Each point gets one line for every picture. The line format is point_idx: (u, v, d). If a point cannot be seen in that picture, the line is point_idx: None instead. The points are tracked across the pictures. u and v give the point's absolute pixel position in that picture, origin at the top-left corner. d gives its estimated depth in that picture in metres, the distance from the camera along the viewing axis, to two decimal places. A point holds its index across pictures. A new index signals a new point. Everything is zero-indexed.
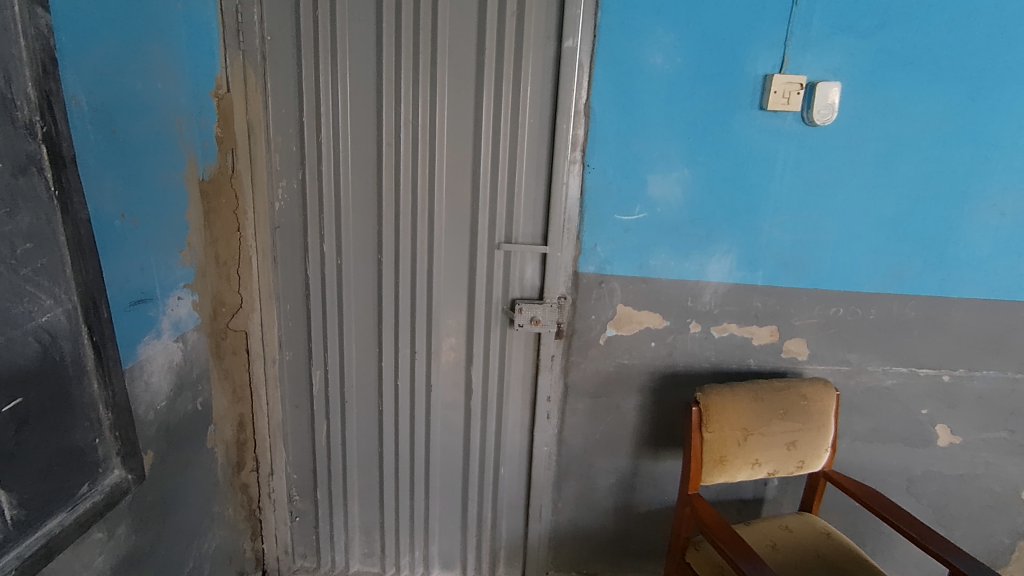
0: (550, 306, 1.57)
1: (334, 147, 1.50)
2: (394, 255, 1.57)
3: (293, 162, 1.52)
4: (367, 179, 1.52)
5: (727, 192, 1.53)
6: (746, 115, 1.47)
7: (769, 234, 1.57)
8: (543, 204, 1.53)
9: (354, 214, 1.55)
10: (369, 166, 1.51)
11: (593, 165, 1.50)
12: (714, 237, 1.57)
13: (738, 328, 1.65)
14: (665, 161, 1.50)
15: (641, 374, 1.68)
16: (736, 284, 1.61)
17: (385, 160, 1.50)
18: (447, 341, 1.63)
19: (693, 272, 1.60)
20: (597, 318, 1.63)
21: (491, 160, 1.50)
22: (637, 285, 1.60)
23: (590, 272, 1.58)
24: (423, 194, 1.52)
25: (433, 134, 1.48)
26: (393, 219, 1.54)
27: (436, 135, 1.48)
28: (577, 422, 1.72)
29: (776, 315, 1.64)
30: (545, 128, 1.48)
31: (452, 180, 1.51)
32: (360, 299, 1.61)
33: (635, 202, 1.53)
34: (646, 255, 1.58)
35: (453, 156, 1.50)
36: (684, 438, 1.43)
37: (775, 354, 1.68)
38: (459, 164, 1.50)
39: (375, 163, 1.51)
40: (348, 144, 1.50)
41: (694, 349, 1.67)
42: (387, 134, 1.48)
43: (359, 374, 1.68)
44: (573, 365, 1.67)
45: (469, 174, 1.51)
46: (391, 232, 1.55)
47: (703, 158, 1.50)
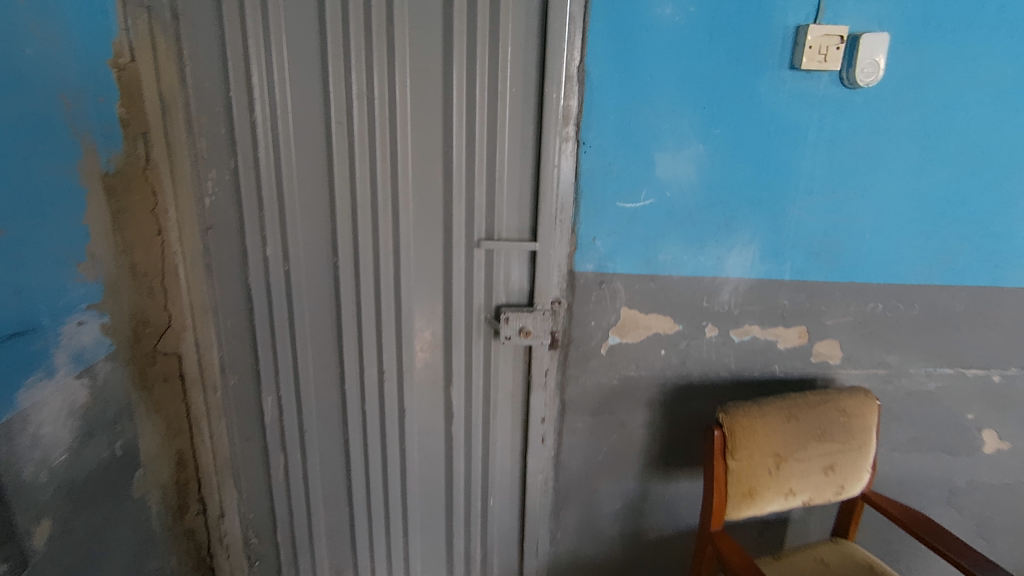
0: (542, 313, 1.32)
1: (272, 129, 1.22)
2: (353, 258, 1.30)
3: (224, 149, 1.24)
4: (315, 167, 1.25)
5: (749, 172, 1.28)
6: (773, 78, 1.21)
7: (799, 219, 1.32)
8: (530, 192, 1.27)
9: (301, 211, 1.27)
10: (317, 151, 1.23)
11: (589, 142, 1.24)
12: (734, 224, 1.32)
13: (761, 331, 1.42)
14: (676, 136, 1.24)
15: (649, 387, 1.45)
16: (759, 279, 1.37)
17: (336, 143, 1.22)
18: (421, 357, 1.38)
19: (710, 266, 1.35)
20: (597, 325, 1.38)
21: (466, 140, 1.23)
22: (644, 284, 1.36)
23: (589, 271, 1.33)
24: (384, 184, 1.25)
25: (394, 109, 1.20)
26: (349, 216, 1.27)
27: (398, 110, 1.20)
28: (576, 443, 1.49)
29: (805, 313, 1.40)
30: (530, 99, 1.21)
31: (419, 165, 1.24)
32: (315, 311, 1.35)
33: (641, 186, 1.27)
34: (654, 248, 1.33)
35: (420, 136, 1.23)
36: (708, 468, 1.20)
37: (804, 359, 1.45)
38: (427, 146, 1.23)
39: (324, 147, 1.23)
40: (289, 125, 1.22)
41: (710, 356, 1.43)
42: (337, 111, 1.20)
43: (318, 398, 1.42)
44: (570, 379, 1.42)
45: (439, 159, 1.24)
46: (348, 230, 1.28)
47: (721, 131, 1.24)
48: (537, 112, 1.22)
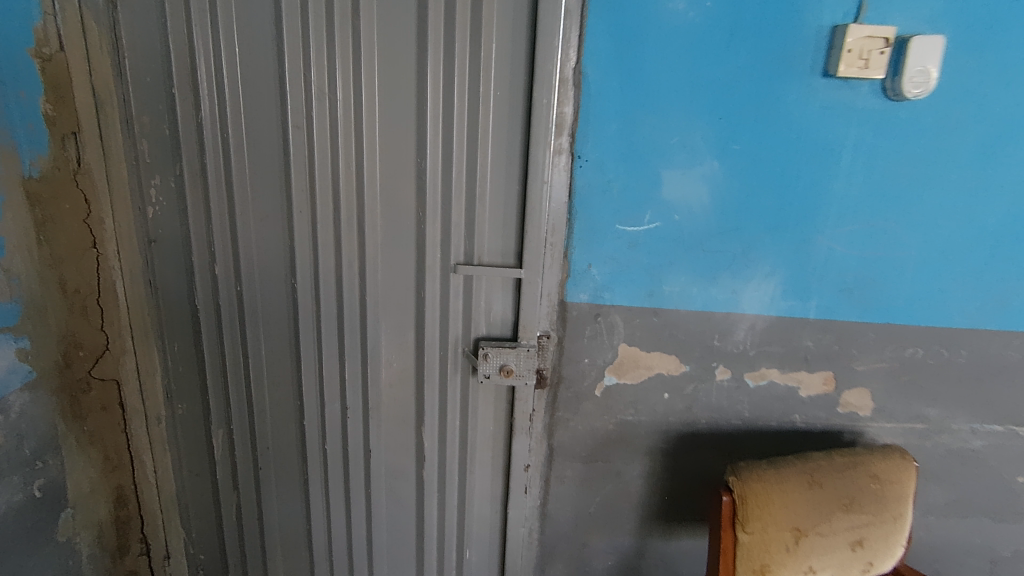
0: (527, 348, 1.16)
1: (221, 132, 1.07)
2: (313, 280, 1.14)
3: (168, 153, 1.09)
4: (269, 177, 1.09)
5: (772, 194, 1.10)
6: (803, 86, 1.03)
7: (829, 250, 1.14)
8: (516, 211, 1.10)
9: (253, 226, 1.12)
10: (272, 158, 1.08)
11: (585, 155, 1.07)
12: (752, 254, 1.14)
13: (780, 375, 1.23)
14: (687, 152, 1.07)
15: (649, 434, 1.28)
16: (780, 317, 1.19)
17: (294, 150, 1.07)
18: (389, 393, 1.21)
19: (722, 301, 1.17)
20: (591, 363, 1.21)
21: (442, 150, 1.06)
22: (646, 318, 1.18)
23: (583, 302, 1.16)
24: (347, 198, 1.09)
25: (360, 112, 1.04)
26: (308, 233, 1.11)
27: (364, 114, 1.04)
28: (564, 493, 1.32)
29: (831, 357, 1.22)
30: (517, 105, 1.04)
31: (389, 178, 1.08)
32: (271, 338, 1.19)
33: (644, 207, 1.10)
34: (658, 278, 1.15)
35: (389, 144, 1.07)
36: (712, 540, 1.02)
37: (829, 409, 1.26)
38: (397, 156, 1.07)
39: (280, 154, 1.07)
40: (240, 127, 1.06)
41: (721, 402, 1.25)
42: (294, 113, 1.05)
43: (275, 433, 1.26)
44: (559, 422, 1.26)
45: (411, 171, 1.08)
46: (307, 249, 1.12)
47: (739, 146, 1.06)
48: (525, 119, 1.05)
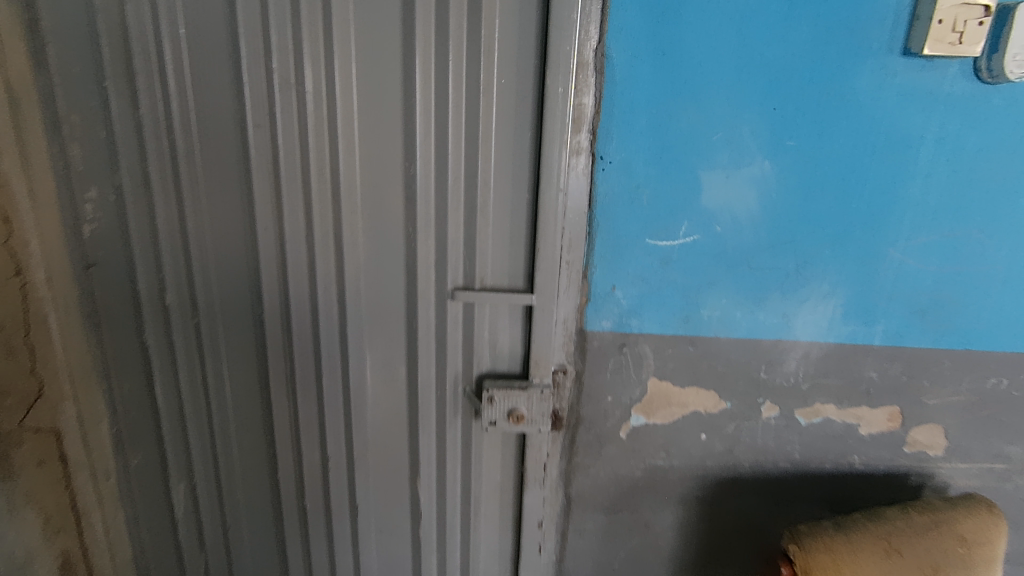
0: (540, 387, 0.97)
1: (167, 134, 0.88)
2: (283, 311, 0.96)
3: (105, 161, 0.90)
4: (227, 190, 0.90)
5: (833, 199, 0.91)
6: (873, 68, 0.85)
7: (900, 265, 0.95)
8: (526, 225, 0.92)
9: (209, 248, 0.93)
10: (230, 166, 0.89)
11: (608, 156, 0.88)
12: (807, 271, 0.95)
13: (837, 412, 1.05)
14: (732, 150, 0.88)
15: (682, 480, 1.09)
16: (839, 344, 1.00)
17: (256, 155, 0.88)
18: (378, 439, 1.03)
19: (771, 326, 0.99)
20: (615, 402, 1.03)
21: (435, 153, 0.88)
22: (680, 348, 1.00)
23: (605, 331, 0.98)
24: (322, 212, 0.90)
25: (334, 109, 0.86)
26: (276, 255, 0.93)
27: (339, 111, 0.86)
28: (584, 547, 1.14)
29: (898, 391, 1.03)
30: (527, 96, 0.86)
31: (371, 187, 0.90)
32: (237, 376, 1.01)
33: (680, 217, 0.91)
34: (695, 301, 0.97)
35: (370, 147, 0.88)
36: None
37: (893, 449, 1.07)
38: (380, 161, 0.89)
39: (238, 161, 0.89)
40: (189, 130, 0.88)
41: (766, 443, 1.07)
42: (256, 111, 0.86)
43: (246, 484, 1.08)
44: (577, 468, 1.07)
45: (399, 179, 0.89)
46: (275, 274, 0.94)
47: (796, 142, 0.88)
48: (537, 114, 0.87)
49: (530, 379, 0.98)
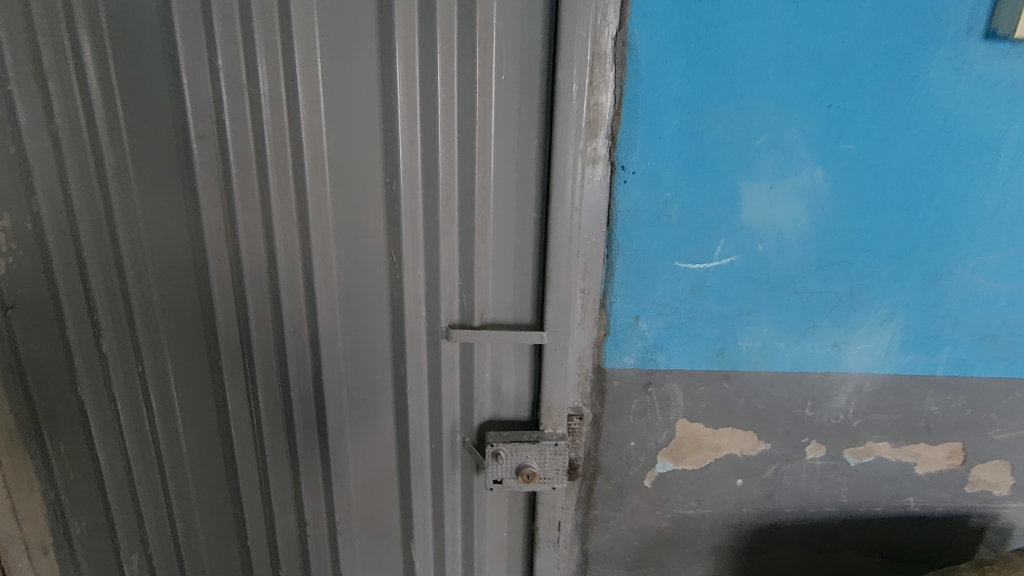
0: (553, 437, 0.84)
1: (93, 151, 0.73)
2: (244, 357, 0.81)
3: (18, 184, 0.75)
4: (168, 217, 0.75)
5: (895, 212, 0.77)
6: (948, 55, 0.70)
7: (970, 285, 0.81)
8: (532, 249, 0.78)
9: (150, 285, 0.78)
10: (170, 188, 0.74)
11: (631, 166, 0.73)
12: (862, 294, 0.81)
13: (891, 450, 0.92)
14: (778, 155, 0.73)
15: (715, 530, 0.96)
16: (895, 376, 0.87)
17: (202, 173, 0.72)
18: (364, 498, 0.88)
19: (819, 358, 0.85)
20: (639, 448, 0.89)
21: (420, 167, 0.73)
22: (714, 385, 0.86)
23: (627, 368, 0.83)
24: (286, 239, 0.75)
25: (296, 115, 0.70)
26: (232, 292, 0.77)
27: (302, 117, 0.70)
28: None
29: (961, 426, 0.90)
30: (532, 95, 0.71)
31: (344, 208, 0.75)
32: (194, 431, 0.86)
33: (715, 236, 0.77)
34: (731, 332, 0.82)
35: (342, 160, 0.73)
36: None
37: (953, 489, 0.94)
38: (355, 177, 0.73)
39: (179, 183, 0.73)
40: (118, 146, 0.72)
41: (810, 487, 0.94)
42: (200, 119, 0.70)
43: (212, 552, 0.93)
44: (596, 522, 0.93)
45: (378, 198, 0.74)
46: (232, 314, 0.78)
47: (853, 144, 0.73)
48: (543, 118, 0.72)
49: (541, 428, 0.84)
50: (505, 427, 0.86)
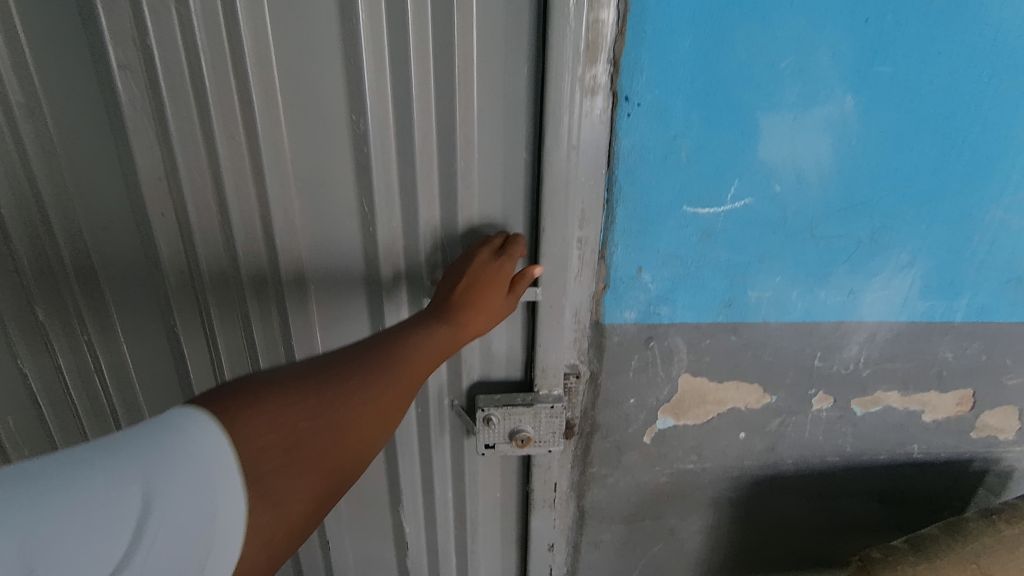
0: (548, 398, 0.79)
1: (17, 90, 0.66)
2: (197, 310, 0.78)
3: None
4: (101, 168, 0.69)
5: (930, 145, 0.69)
6: None
7: (1000, 225, 0.74)
8: (523, 194, 0.69)
9: (91, 243, 0.74)
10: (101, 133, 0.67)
11: (636, 97, 0.63)
12: (884, 238, 0.74)
13: (900, 399, 0.88)
14: (804, 82, 0.64)
15: (714, 483, 0.93)
16: (911, 324, 0.81)
17: (136, 113, 0.64)
18: None
19: (833, 307, 0.79)
20: (639, 405, 0.84)
21: (391, 102, 0.63)
22: (720, 338, 0.80)
23: (629, 324, 0.77)
24: (241, 190, 0.68)
25: (240, 42, 0.60)
26: (179, 248, 0.73)
27: (247, 45, 0.60)
28: (599, 560, 0.99)
29: (975, 373, 0.86)
30: (521, 11, 0.60)
31: (306, 152, 0.66)
32: (156, 374, 0.85)
33: (728, 177, 0.68)
34: (741, 283, 0.76)
35: (299, 96, 0.63)
36: None
37: (959, 435, 0.92)
38: (315, 117, 0.64)
39: (108, 129, 0.67)
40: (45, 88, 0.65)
41: (814, 438, 0.90)
42: (128, 50, 0.61)
43: None
44: (593, 480, 0.90)
45: (343, 141, 0.65)
46: (182, 271, 0.75)
47: (890, 67, 0.64)
48: (534, 40, 0.61)
49: (535, 389, 0.79)
50: (495, 390, 0.81)
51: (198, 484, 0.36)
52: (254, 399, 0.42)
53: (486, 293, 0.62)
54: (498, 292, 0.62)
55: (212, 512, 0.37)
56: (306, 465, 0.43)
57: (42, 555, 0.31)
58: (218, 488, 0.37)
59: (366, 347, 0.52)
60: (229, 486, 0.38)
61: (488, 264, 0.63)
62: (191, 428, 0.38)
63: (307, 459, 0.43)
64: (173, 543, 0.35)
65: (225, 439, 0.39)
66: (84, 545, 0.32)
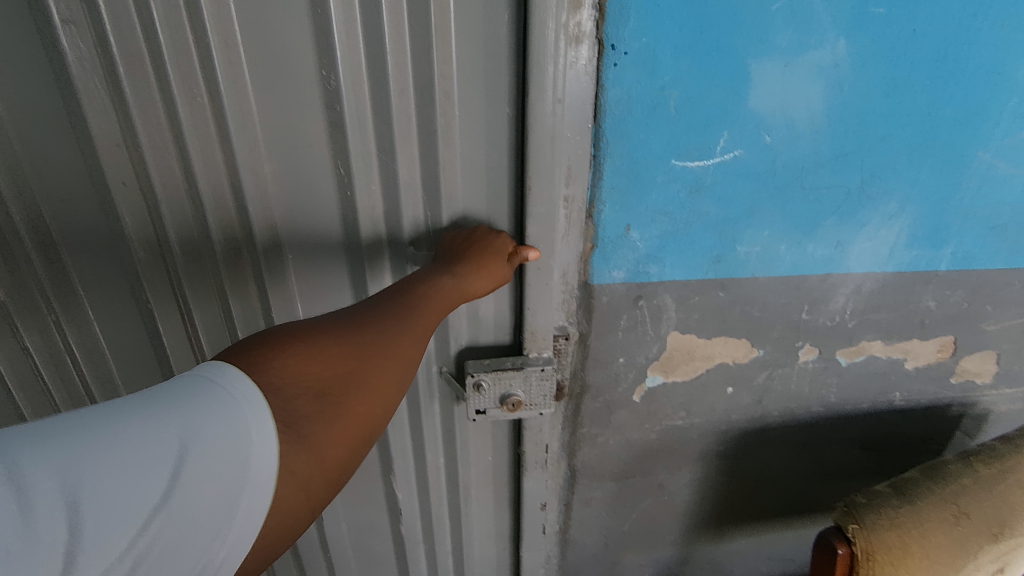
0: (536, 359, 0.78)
1: None
2: (170, 285, 0.74)
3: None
4: (50, 132, 0.64)
5: (921, 90, 0.67)
6: None
7: (988, 171, 0.74)
8: (507, 151, 0.66)
9: (49, 212, 0.70)
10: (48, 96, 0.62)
11: (622, 45, 0.60)
12: (874, 188, 0.73)
13: (883, 348, 0.89)
14: (797, 25, 0.61)
15: (702, 437, 0.94)
16: (897, 274, 0.81)
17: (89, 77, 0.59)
18: None
19: (821, 259, 0.78)
20: (628, 364, 0.83)
21: (364, 56, 0.59)
22: (709, 295, 0.79)
23: (617, 283, 0.75)
24: (207, 155, 0.64)
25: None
26: (145, 217, 0.69)
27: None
28: (590, 516, 1.00)
29: (956, 320, 0.87)
30: None
31: (276, 113, 0.62)
32: (127, 350, 0.81)
33: (718, 128, 0.66)
34: (731, 238, 0.74)
35: (263, 51, 0.58)
36: None
37: (938, 382, 0.94)
38: (282, 75, 0.60)
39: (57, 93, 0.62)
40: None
41: (800, 390, 0.91)
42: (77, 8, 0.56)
43: None
44: (583, 439, 0.90)
45: (315, 100, 0.61)
46: (151, 244, 0.71)
47: (885, 8, 0.61)
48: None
49: (524, 352, 0.78)
50: (484, 354, 0.79)
51: (232, 433, 0.38)
52: (277, 349, 0.43)
53: (488, 260, 0.62)
54: (497, 258, 0.63)
55: (245, 453, 0.38)
56: (341, 409, 0.44)
57: (95, 485, 0.33)
58: (253, 430, 0.39)
59: (383, 305, 0.52)
60: (262, 428, 0.39)
61: (489, 238, 0.65)
62: (224, 379, 0.40)
63: (341, 404, 0.44)
64: (212, 483, 0.37)
65: (257, 388, 0.40)
66: (134, 480, 0.35)
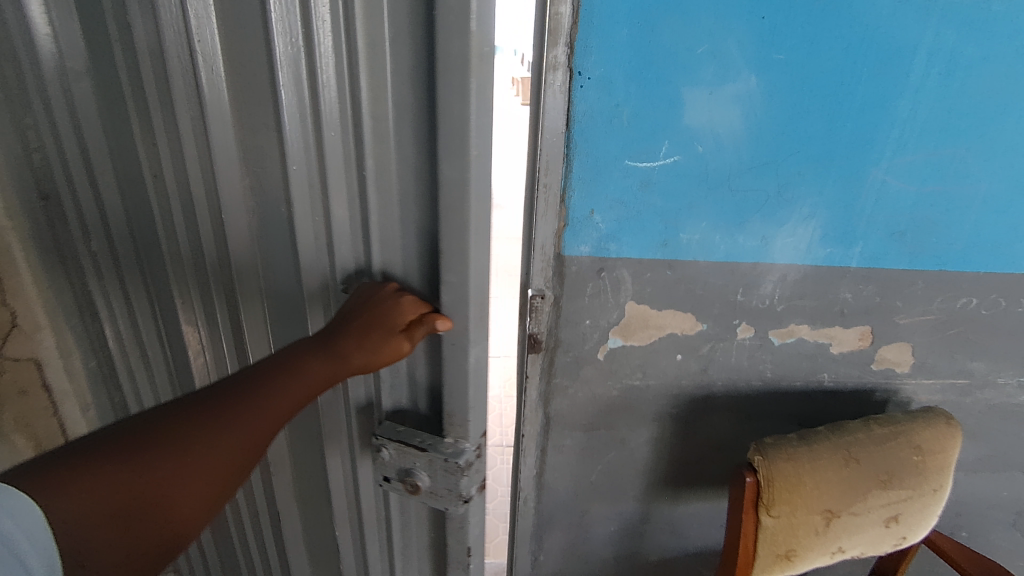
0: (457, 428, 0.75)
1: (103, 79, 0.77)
2: (210, 294, 0.84)
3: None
4: (145, 149, 0.77)
5: (820, 118, 0.88)
6: None
7: (882, 186, 0.94)
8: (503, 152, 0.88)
9: (149, 257, 0.89)
10: None
11: (587, 72, 0.83)
12: (789, 194, 0.94)
13: (810, 332, 1.07)
14: (717, 64, 0.83)
15: (657, 398, 1.13)
16: (815, 267, 1.01)
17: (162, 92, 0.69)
18: None
19: (751, 250, 0.98)
20: (593, 325, 1.04)
21: (304, 72, 0.61)
22: (658, 273, 1.00)
23: (584, 256, 0.97)
24: (206, 155, 0.71)
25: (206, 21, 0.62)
26: (201, 263, 0.82)
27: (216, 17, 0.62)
28: (562, 462, 1.20)
29: (872, 311, 1.05)
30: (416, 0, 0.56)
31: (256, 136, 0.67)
32: (179, 338, 0.94)
33: (660, 137, 0.88)
34: (675, 225, 0.96)
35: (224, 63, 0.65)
36: (731, 517, 0.92)
37: (862, 367, 1.11)
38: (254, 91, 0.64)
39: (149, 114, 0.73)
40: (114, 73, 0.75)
41: (740, 363, 1.10)
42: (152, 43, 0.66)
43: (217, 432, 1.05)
44: (556, 390, 1.10)
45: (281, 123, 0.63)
46: (206, 287, 0.84)
47: (785, 55, 0.83)
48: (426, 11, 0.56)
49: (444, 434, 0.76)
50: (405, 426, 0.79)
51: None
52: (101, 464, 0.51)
53: (370, 331, 0.64)
54: (382, 331, 0.64)
55: None
56: (166, 494, 0.53)
57: None
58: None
59: (247, 383, 0.61)
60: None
61: (381, 302, 0.65)
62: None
63: (176, 481, 0.54)
64: None
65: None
66: None
